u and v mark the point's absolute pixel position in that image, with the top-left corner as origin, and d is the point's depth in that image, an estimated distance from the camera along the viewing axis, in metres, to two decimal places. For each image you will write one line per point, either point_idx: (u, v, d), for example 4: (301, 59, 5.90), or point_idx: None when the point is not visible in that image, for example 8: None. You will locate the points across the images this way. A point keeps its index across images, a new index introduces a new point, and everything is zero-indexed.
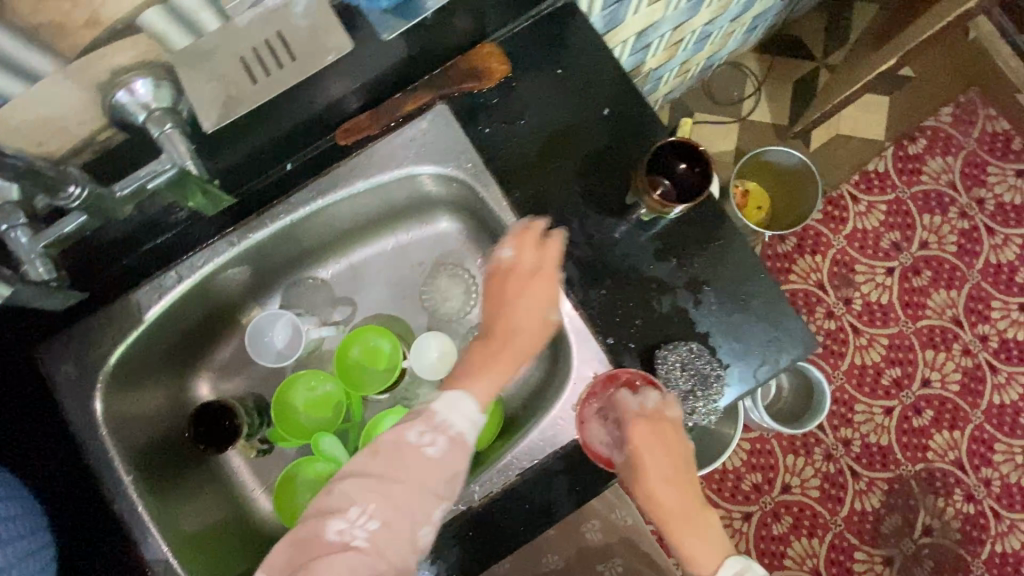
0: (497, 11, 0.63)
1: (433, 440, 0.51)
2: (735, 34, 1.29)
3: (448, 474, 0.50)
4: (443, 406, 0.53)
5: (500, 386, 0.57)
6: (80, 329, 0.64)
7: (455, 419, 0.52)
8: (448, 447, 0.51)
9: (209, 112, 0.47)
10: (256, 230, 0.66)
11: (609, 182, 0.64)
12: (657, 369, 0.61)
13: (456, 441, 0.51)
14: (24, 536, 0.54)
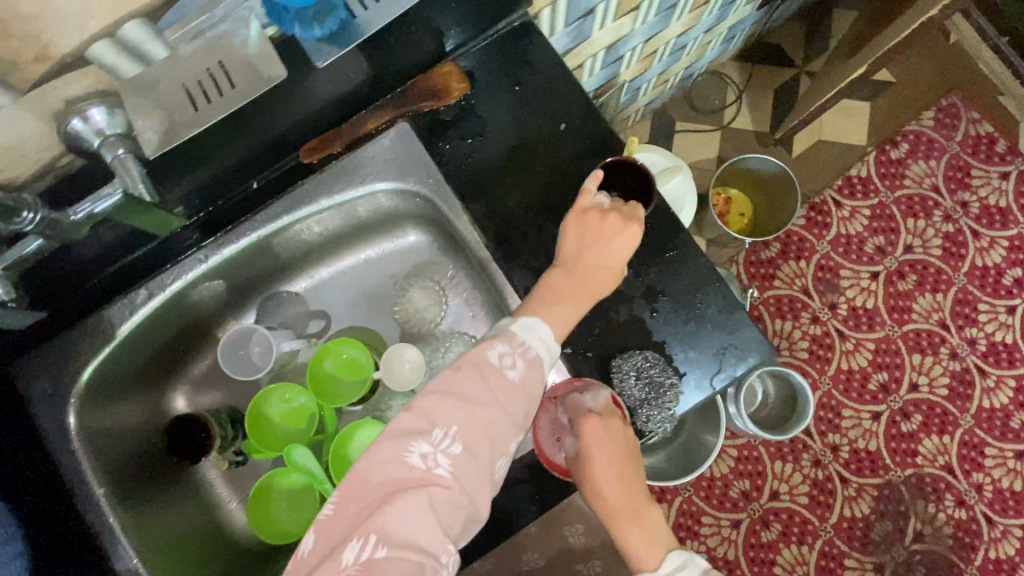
0: (454, 31, 0.65)
1: (514, 362, 0.52)
2: (711, 44, 1.31)
3: (525, 399, 0.52)
4: (524, 331, 0.54)
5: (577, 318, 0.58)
6: (54, 345, 0.66)
7: (532, 342, 0.54)
8: (535, 369, 0.53)
9: (155, 139, 0.49)
10: (225, 246, 0.69)
11: (565, 194, 0.66)
12: (612, 379, 0.62)
13: (533, 363, 0.53)
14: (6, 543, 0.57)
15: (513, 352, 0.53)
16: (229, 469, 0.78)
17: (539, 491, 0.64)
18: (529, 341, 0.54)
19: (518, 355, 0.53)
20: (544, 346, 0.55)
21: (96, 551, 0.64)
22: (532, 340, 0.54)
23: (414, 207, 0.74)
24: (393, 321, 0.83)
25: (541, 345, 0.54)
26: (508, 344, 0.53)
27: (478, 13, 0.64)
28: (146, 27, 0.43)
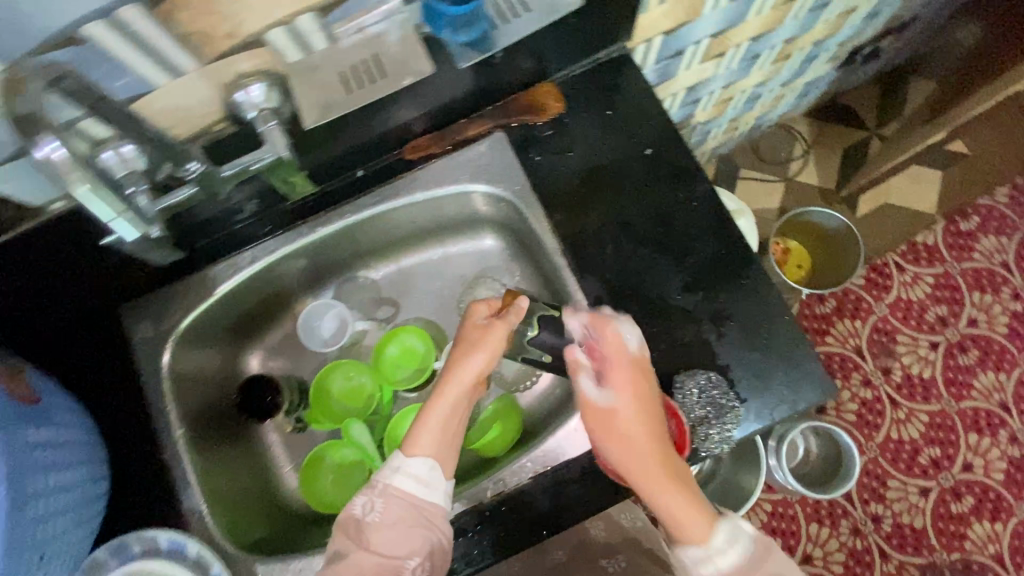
0: (559, 56, 0.71)
1: (372, 505, 0.60)
2: (786, 98, 1.34)
3: (406, 514, 0.59)
4: (381, 473, 0.61)
5: (441, 432, 0.62)
6: (161, 294, 0.73)
7: (387, 475, 0.61)
8: (402, 499, 0.59)
9: (310, 113, 0.56)
10: (323, 225, 0.75)
11: (644, 214, 0.69)
12: (675, 395, 0.63)
13: (396, 496, 0.60)
14: (86, 463, 0.59)
15: (373, 494, 0.60)
16: (289, 434, 0.83)
17: (587, 495, 0.66)
18: (395, 477, 0.61)
19: (377, 496, 0.60)
20: (415, 475, 0.60)
21: (168, 488, 0.68)
22: (398, 475, 0.60)
23: (496, 212, 0.78)
24: (458, 315, 0.87)
25: (412, 475, 0.60)
26: (365, 493, 0.60)
27: (584, 42, 0.70)
28: (316, 20, 0.49)
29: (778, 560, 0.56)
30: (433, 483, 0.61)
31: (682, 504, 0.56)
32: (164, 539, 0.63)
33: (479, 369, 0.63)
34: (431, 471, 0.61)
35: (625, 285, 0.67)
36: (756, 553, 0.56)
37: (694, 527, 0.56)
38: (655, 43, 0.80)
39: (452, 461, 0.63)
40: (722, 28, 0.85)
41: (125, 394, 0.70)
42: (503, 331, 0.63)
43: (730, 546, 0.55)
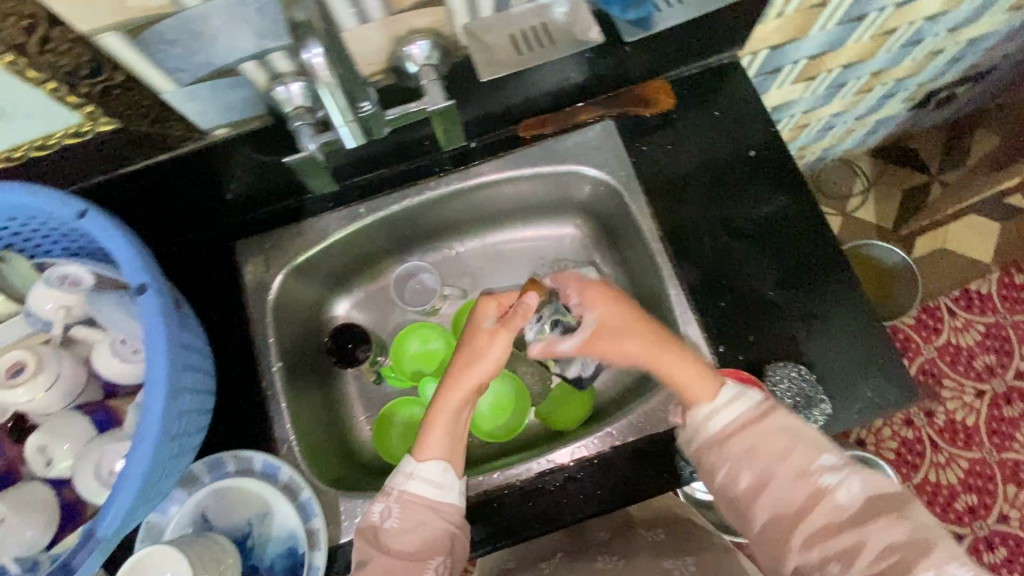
0: (677, 56, 0.75)
1: (390, 512, 0.60)
2: (856, 133, 1.37)
3: (426, 520, 0.60)
4: (395, 480, 0.62)
5: (450, 431, 0.63)
6: (275, 235, 0.77)
7: (398, 481, 0.62)
8: (420, 504, 0.60)
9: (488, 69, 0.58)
10: (432, 189, 0.79)
11: (743, 211, 0.73)
12: (766, 379, 0.66)
13: (413, 504, 0.60)
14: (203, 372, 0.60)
15: (390, 501, 0.61)
16: (367, 387, 0.87)
17: (663, 471, 0.68)
18: (409, 484, 0.61)
19: (393, 503, 0.60)
20: (429, 479, 0.61)
21: (261, 417, 0.71)
22: (412, 481, 0.61)
23: (593, 197, 0.82)
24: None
25: (425, 479, 0.61)
26: (382, 501, 0.61)
27: (703, 46, 0.74)
28: None
29: (783, 418, 0.57)
30: (446, 484, 0.61)
31: (688, 375, 0.60)
32: (260, 461, 0.67)
33: (488, 373, 0.64)
34: (444, 473, 0.62)
35: (719, 275, 0.71)
36: (762, 412, 0.58)
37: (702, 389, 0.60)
38: (759, 56, 0.84)
39: (463, 460, 0.64)
40: (821, 51, 0.89)
41: (231, 324, 0.74)
42: (509, 335, 0.63)
43: (737, 400, 0.59)
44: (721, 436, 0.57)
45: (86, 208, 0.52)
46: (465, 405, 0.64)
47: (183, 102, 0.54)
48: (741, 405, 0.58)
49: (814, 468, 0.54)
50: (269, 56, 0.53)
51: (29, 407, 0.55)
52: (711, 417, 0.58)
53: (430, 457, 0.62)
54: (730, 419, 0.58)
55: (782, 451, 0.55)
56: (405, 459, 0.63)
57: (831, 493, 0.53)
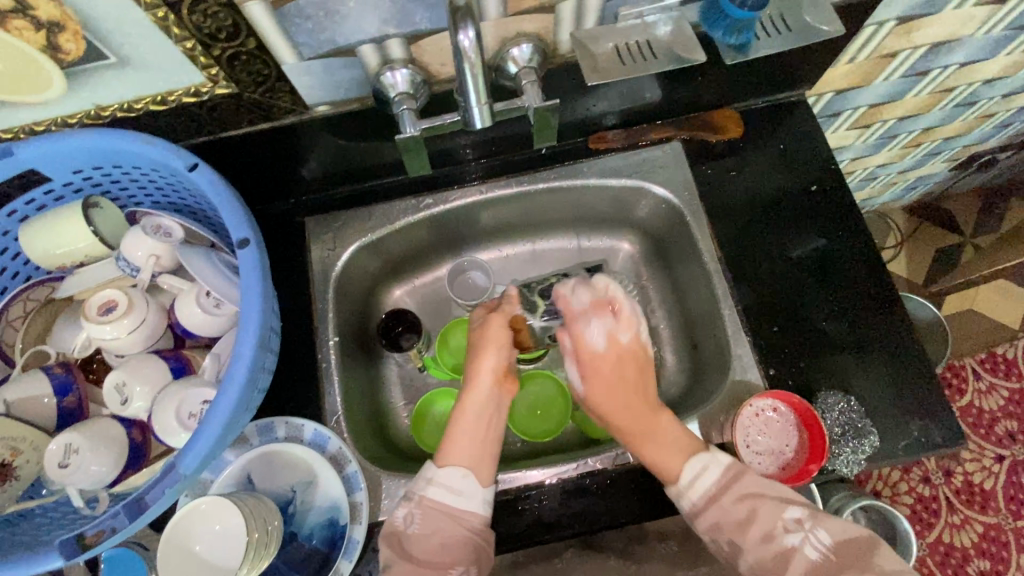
0: (750, 89, 0.78)
1: (412, 518, 0.62)
2: (896, 187, 1.40)
3: (446, 527, 0.61)
4: (418, 486, 0.65)
5: (469, 441, 0.68)
6: (344, 216, 0.80)
7: (421, 486, 0.65)
8: (440, 510, 0.63)
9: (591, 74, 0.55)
10: (500, 188, 0.81)
11: (800, 241, 0.76)
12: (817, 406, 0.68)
13: (432, 508, 0.63)
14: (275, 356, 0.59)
15: (411, 507, 0.63)
16: (409, 374, 0.88)
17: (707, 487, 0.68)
18: (429, 488, 0.65)
19: (415, 507, 0.63)
20: (448, 483, 0.64)
21: (314, 388, 0.73)
22: (432, 486, 0.65)
23: (651, 215, 0.84)
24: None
25: (444, 483, 0.64)
26: (405, 506, 0.63)
27: (778, 81, 0.77)
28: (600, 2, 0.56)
29: (751, 481, 0.62)
30: (466, 491, 0.64)
31: (662, 452, 0.65)
32: (310, 431, 0.68)
33: (493, 368, 0.72)
34: (462, 479, 0.65)
35: (772, 300, 0.74)
36: (731, 475, 0.63)
37: (670, 465, 0.64)
38: (824, 98, 0.87)
39: (486, 468, 0.67)
40: (882, 100, 0.92)
41: (294, 296, 0.76)
42: (500, 322, 0.74)
43: (704, 472, 0.63)
44: (699, 507, 0.62)
45: (197, 161, 0.55)
46: (481, 409, 0.70)
47: (298, 76, 0.57)
48: (707, 476, 0.63)
49: (780, 528, 0.58)
50: (387, 41, 0.56)
51: (112, 344, 0.57)
52: (691, 483, 0.63)
53: (450, 465, 0.66)
54: (701, 492, 0.62)
55: (751, 515, 0.59)
56: (428, 465, 0.67)
57: (798, 551, 0.57)
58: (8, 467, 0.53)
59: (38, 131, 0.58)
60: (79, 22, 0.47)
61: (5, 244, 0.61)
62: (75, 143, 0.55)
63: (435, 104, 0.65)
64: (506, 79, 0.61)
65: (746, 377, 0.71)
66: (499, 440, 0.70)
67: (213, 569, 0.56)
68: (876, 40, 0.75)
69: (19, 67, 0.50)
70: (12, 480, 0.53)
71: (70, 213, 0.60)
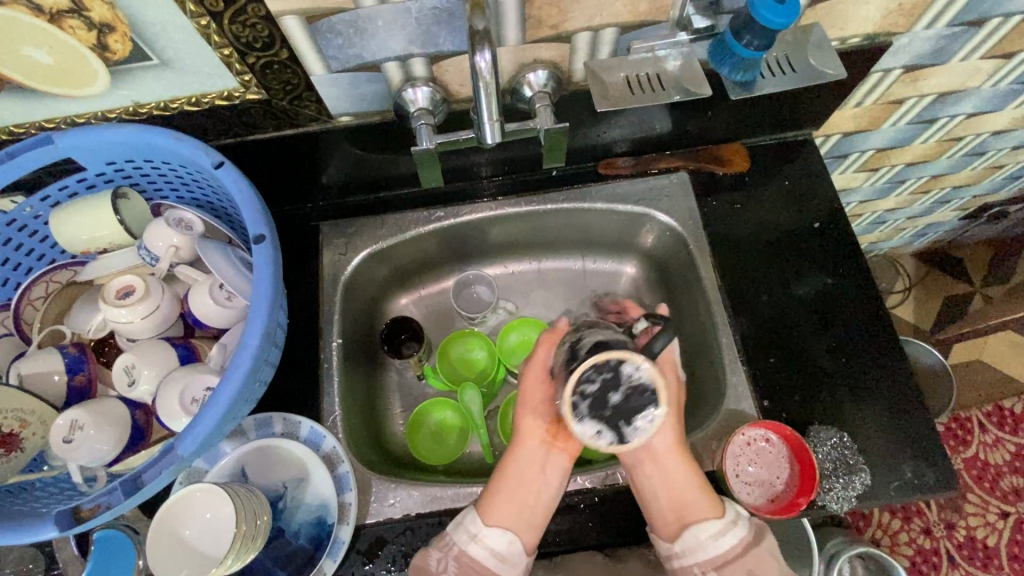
0: (757, 127, 0.80)
1: (446, 565, 0.61)
2: (905, 232, 1.41)
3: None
4: (456, 534, 0.63)
5: (508, 503, 0.64)
6: (356, 223, 0.82)
7: (459, 538, 0.62)
8: (476, 568, 0.61)
9: (603, 101, 0.57)
10: (510, 208, 0.83)
11: (801, 277, 0.77)
12: (809, 441, 0.68)
13: (468, 565, 0.61)
14: (276, 346, 0.58)
15: (447, 554, 0.61)
16: (408, 382, 0.88)
17: None
18: (471, 544, 0.62)
19: (452, 558, 0.61)
20: (491, 544, 0.62)
21: (314, 388, 0.74)
22: (474, 543, 0.62)
23: (657, 243, 0.86)
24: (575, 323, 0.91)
25: (488, 545, 0.62)
26: (441, 549, 0.62)
27: (786, 121, 0.79)
28: (614, 34, 0.59)
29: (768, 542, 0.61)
30: (509, 555, 0.62)
31: (694, 496, 0.63)
32: (306, 428, 0.69)
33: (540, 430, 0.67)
34: (502, 545, 0.62)
35: (771, 333, 0.74)
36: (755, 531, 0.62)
37: (707, 509, 0.63)
38: (831, 140, 0.89)
39: (528, 529, 0.63)
40: (889, 145, 0.94)
41: (302, 296, 0.78)
42: (538, 374, 0.69)
43: (729, 529, 0.61)
44: (721, 560, 0.60)
45: (223, 160, 0.58)
46: (522, 471, 0.66)
47: (325, 87, 0.60)
48: (734, 530, 0.61)
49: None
50: (411, 60, 0.59)
51: (125, 328, 0.59)
52: (704, 547, 0.61)
53: (494, 524, 0.63)
54: (729, 545, 0.60)
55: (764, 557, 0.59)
56: (468, 514, 0.64)
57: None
58: (14, 438, 0.55)
59: (79, 123, 0.62)
60: (128, 25, 0.51)
61: (35, 228, 0.65)
62: (112, 136, 0.59)
63: (451, 121, 0.68)
64: (521, 101, 0.64)
65: (740, 407, 0.71)
66: (549, 506, 0.65)
67: (199, 556, 0.57)
68: (883, 87, 0.77)
69: (68, 63, 0.54)
70: (17, 451, 0.55)
71: (98, 201, 0.62)
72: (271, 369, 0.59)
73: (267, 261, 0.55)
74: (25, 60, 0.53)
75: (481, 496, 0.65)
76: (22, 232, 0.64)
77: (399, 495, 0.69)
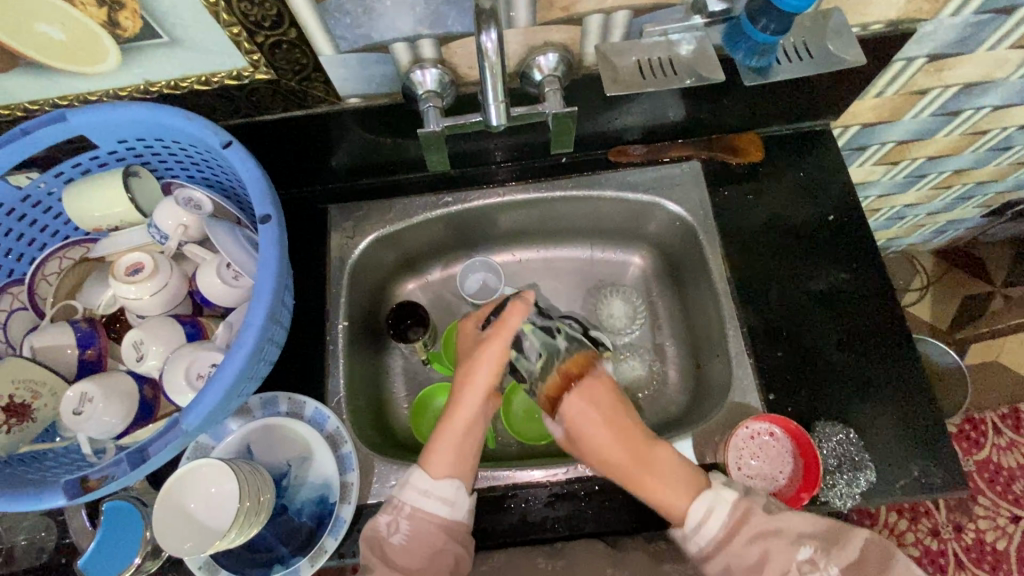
0: (773, 116, 0.79)
1: (396, 527, 0.62)
2: (924, 229, 1.37)
3: (437, 540, 0.62)
4: (406, 494, 0.64)
5: (453, 451, 0.66)
6: (364, 207, 0.82)
7: (409, 497, 0.64)
8: (426, 521, 0.62)
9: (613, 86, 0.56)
10: (518, 194, 0.83)
11: (812, 270, 0.75)
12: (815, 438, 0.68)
13: (422, 518, 0.62)
14: (281, 325, 0.60)
15: (397, 516, 0.62)
16: (413, 366, 0.88)
17: None
18: (422, 501, 0.63)
19: (404, 517, 0.62)
20: (439, 492, 0.63)
21: (320, 370, 0.75)
22: (426, 498, 0.63)
23: (667, 233, 0.85)
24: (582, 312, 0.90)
25: (438, 497, 0.63)
26: (391, 513, 0.63)
27: (803, 109, 0.78)
28: (627, 17, 0.58)
29: (763, 519, 0.59)
30: (458, 503, 0.64)
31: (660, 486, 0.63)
32: (311, 409, 0.70)
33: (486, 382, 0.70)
34: (454, 492, 0.64)
35: (780, 327, 0.73)
36: (739, 510, 0.60)
37: (678, 496, 0.63)
38: (849, 131, 0.87)
39: (470, 475, 0.66)
40: (910, 138, 0.92)
41: (310, 278, 0.79)
42: (499, 345, 0.71)
43: (709, 514, 0.61)
44: (711, 544, 0.61)
45: (231, 139, 0.58)
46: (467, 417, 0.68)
47: (333, 67, 0.60)
48: (718, 514, 0.61)
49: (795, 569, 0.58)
50: (420, 41, 0.58)
51: (135, 304, 0.61)
52: (698, 527, 0.61)
53: (442, 473, 0.64)
54: (715, 528, 0.61)
55: (769, 551, 0.58)
56: (416, 475, 0.65)
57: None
58: (26, 408, 0.57)
59: (91, 101, 0.62)
60: (139, 2, 0.51)
61: (48, 204, 0.66)
62: (122, 114, 0.59)
63: (460, 105, 0.67)
64: (531, 85, 0.63)
65: (745, 400, 0.70)
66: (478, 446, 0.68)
67: (201, 529, 0.58)
68: (905, 76, 0.75)
69: (80, 39, 0.54)
70: (29, 421, 0.57)
71: (111, 178, 0.63)
72: (277, 346, 0.61)
73: (273, 242, 0.55)
74: (38, 37, 0.53)
75: (429, 447, 0.67)
76: (36, 208, 0.65)
77: (400, 476, 0.70)
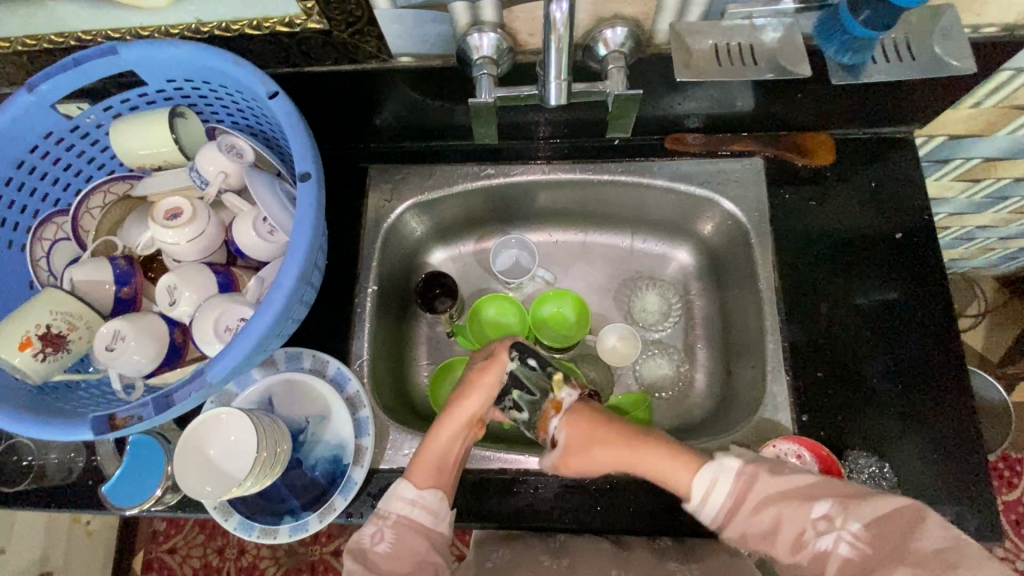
0: (851, 117, 0.72)
1: (381, 536, 0.57)
2: (994, 253, 1.27)
3: (421, 547, 0.57)
4: (390, 504, 0.59)
5: (435, 461, 0.61)
6: (405, 170, 0.80)
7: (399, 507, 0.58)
8: (418, 532, 0.58)
9: (683, 70, 0.52)
10: (564, 173, 0.79)
11: (870, 289, 0.70)
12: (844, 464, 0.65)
13: (408, 527, 0.58)
14: (304, 306, 0.60)
15: (380, 526, 0.57)
16: (436, 336, 0.88)
17: None
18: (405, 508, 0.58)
19: (388, 527, 0.57)
20: (425, 503, 0.59)
21: (345, 332, 0.75)
22: (412, 506, 0.58)
23: (715, 231, 0.80)
24: (615, 303, 0.87)
25: (421, 506, 0.59)
26: (376, 523, 0.58)
27: (888, 113, 0.71)
28: None
29: (774, 482, 0.53)
30: (440, 514, 0.59)
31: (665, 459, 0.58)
32: (333, 368, 0.70)
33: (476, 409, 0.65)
34: (437, 502, 0.59)
35: (824, 346, 0.69)
36: (745, 479, 0.54)
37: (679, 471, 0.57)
38: (934, 141, 0.80)
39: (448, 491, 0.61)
40: (1003, 155, 0.83)
41: (344, 238, 0.78)
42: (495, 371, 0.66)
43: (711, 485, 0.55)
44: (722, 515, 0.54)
45: (277, 90, 0.56)
46: (455, 433, 0.63)
47: (388, 23, 0.57)
48: (723, 482, 0.55)
49: (809, 530, 0.51)
50: (481, 2, 0.54)
51: (172, 248, 0.61)
52: (702, 502, 0.55)
53: (423, 483, 0.59)
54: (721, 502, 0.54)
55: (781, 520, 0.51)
56: (400, 482, 0.60)
57: (833, 554, 0.49)
58: (61, 339, 0.57)
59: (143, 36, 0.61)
60: None
61: (96, 136, 0.66)
62: (173, 53, 0.58)
63: (515, 73, 0.64)
64: (593, 60, 0.58)
65: (775, 417, 0.67)
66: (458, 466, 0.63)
67: (220, 473, 0.60)
68: (1012, 87, 0.67)
69: None
70: (64, 352, 0.57)
71: (157, 116, 0.62)
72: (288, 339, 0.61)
73: (311, 199, 0.54)
74: None
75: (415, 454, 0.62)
76: (84, 139, 0.66)
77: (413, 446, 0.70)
